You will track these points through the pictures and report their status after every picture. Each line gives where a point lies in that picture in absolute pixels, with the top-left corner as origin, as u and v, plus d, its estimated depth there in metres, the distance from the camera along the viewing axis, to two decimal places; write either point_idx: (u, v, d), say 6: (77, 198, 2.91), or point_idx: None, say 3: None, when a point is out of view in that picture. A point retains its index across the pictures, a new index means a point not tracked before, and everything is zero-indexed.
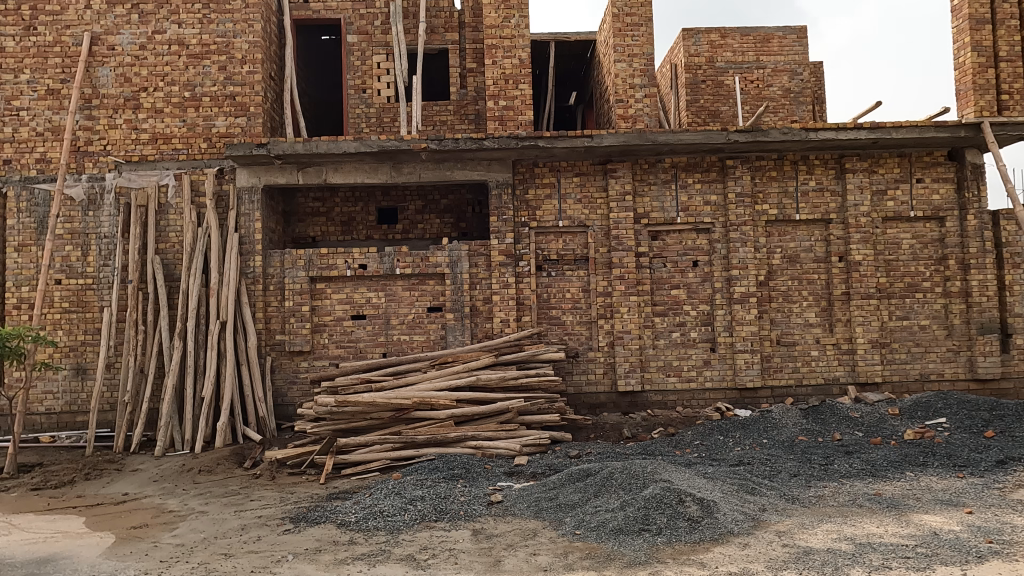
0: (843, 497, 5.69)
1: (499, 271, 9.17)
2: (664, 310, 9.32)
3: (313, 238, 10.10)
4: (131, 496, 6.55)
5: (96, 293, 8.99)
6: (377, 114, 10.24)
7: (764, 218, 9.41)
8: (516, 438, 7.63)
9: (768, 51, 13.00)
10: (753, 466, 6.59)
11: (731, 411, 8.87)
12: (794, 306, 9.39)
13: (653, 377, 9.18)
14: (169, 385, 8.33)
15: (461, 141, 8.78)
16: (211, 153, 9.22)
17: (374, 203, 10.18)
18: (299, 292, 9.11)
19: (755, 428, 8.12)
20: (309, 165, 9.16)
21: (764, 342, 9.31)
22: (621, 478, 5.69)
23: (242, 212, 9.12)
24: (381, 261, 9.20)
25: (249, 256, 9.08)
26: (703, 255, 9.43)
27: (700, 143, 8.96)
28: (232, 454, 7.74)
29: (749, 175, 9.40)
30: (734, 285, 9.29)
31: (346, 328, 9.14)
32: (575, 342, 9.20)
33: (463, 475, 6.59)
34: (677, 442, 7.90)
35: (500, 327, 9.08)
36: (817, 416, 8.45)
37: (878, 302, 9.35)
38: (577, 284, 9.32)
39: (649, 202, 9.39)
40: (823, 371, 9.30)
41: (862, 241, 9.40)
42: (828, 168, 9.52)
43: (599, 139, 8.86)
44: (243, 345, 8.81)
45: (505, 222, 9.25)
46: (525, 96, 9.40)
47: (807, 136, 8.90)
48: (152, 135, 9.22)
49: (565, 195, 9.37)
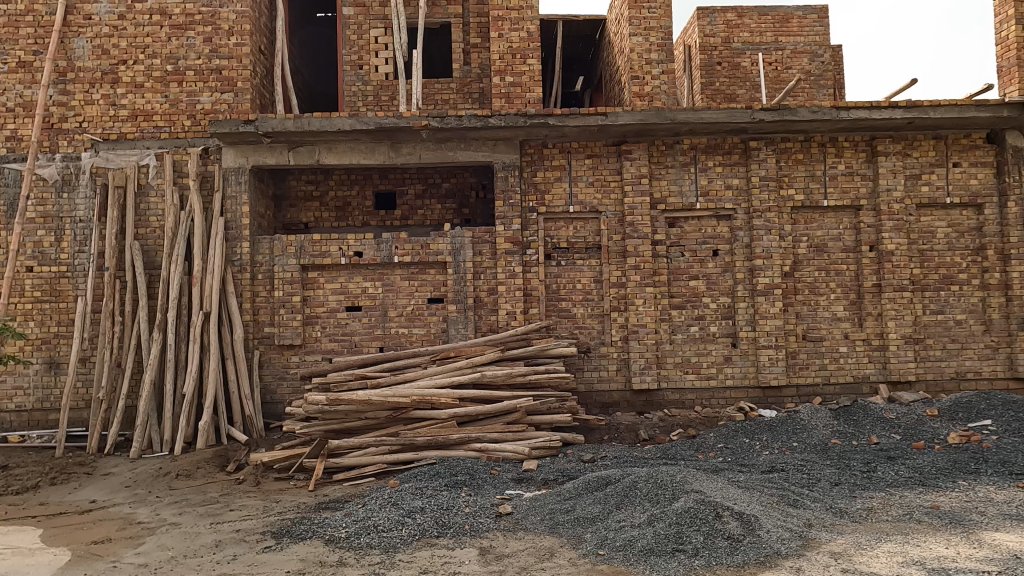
0: (897, 510, 5.05)
1: (505, 260, 8.52)
2: (682, 303, 8.69)
3: (305, 224, 9.45)
4: (99, 504, 5.90)
5: (70, 282, 8.33)
6: (374, 92, 9.56)
7: (790, 204, 8.75)
8: (524, 440, 7.00)
9: (787, 32, 12.35)
10: (788, 473, 5.97)
11: (754, 411, 8.22)
12: (821, 299, 8.75)
13: (670, 374, 8.55)
14: (146, 381, 7.67)
15: (465, 119, 8.10)
16: (196, 131, 8.54)
17: (372, 187, 9.54)
18: (290, 282, 8.45)
19: (783, 430, 7.48)
20: (301, 145, 8.50)
21: (790, 338, 8.67)
22: (646, 487, 5.07)
23: (229, 195, 8.46)
24: (379, 248, 8.54)
25: (235, 242, 8.43)
26: (723, 243, 8.78)
27: (723, 122, 8.31)
28: (214, 457, 7.09)
29: (774, 158, 8.75)
30: (758, 276, 8.64)
31: (340, 320, 8.49)
32: (586, 336, 8.56)
33: (467, 481, 5.94)
34: (699, 444, 7.27)
35: (506, 320, 8.44)
36: (849, 417, 7.80)
37: (911, 295, 8.72)
38: (589, 275, 8.67)
39: (667, 186, 8.73)
40: (852, 368, 8.66)
41: (896, 229, 8.74)
42: (858, 151, 8.86)
43: (614, 117, 8.19)
44: (229, 339, 8.16)
45: (512, 207, 8.58)
46: (535, 72, 8.74)
47: (838, 115, 8.24)
48: (131, 112, 8.54)
49: (576, 178, 8.71)
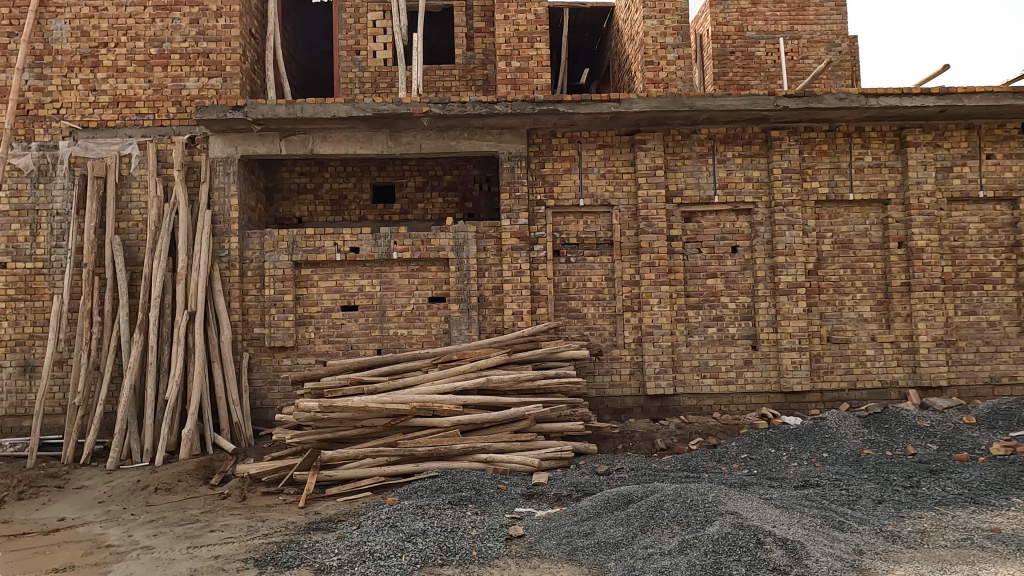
0: (954, 534, 4.51)
1: (511, 256, 8.00)
2: (699, 302, 8.17)
3: (299, 218, 8.92)
4: (67, 523, 5.36)
5: (47, 279, 7.78)
6: (372, 79, 9.05)
7: (814, 197, 8.23)
8: (533, 451, 6.49)
9: (804, 20, 11.82)
10: (824, 489, 5.45)
11: (778, 418, 7.67)
12: (847, 298, 8.24)
13: (686, 379, 8.03)
14: (126, 386, 7.12)
15: (469, 105, 7.57)
16: (181, 118, 8.01)
17: (369, 179, 9.02)
18: (281, 279, 7.91)
19: (810, 439, 6.97)
20: (294, 133, 7.96)
21: (814, 340, 8.14)
22: (673, 507, 4.54)
23: (216, 186, 7.93)
24: (377, 243, 8.01)
25: (223, 237, 7.89)
26: (743, 239, 8.27)
27: (743, 110, 7.78)
28: (198, 468, 6.55)
29: (797, 149, 8.23)
30: (780, 274, 8.11)
31: (335, 320, 7.96)
32: (597, 338, 8.04)
33: (472, 498, 5.41)
34: (722, 455, 6.76)
35: (512, 320, 7.92)
36: (879, 425, 7.29)
37: (943, 295, 8.20)
38: (600, 272, 8.14)
39: (683, 178, 8.21)
40: (880, 373, 8.15)
41: (926, 224, 8.22)
42: (886, 141, 8.34)
43: (628, 104, 7.64)
44: (215, 340, 7.63)
45: (518, 200, 8.05)
46: (543, 57, 8.21)
47: (867, 102, 7.71)
48: (112, 98, 7.99)
49: (586, 169, 8.19)
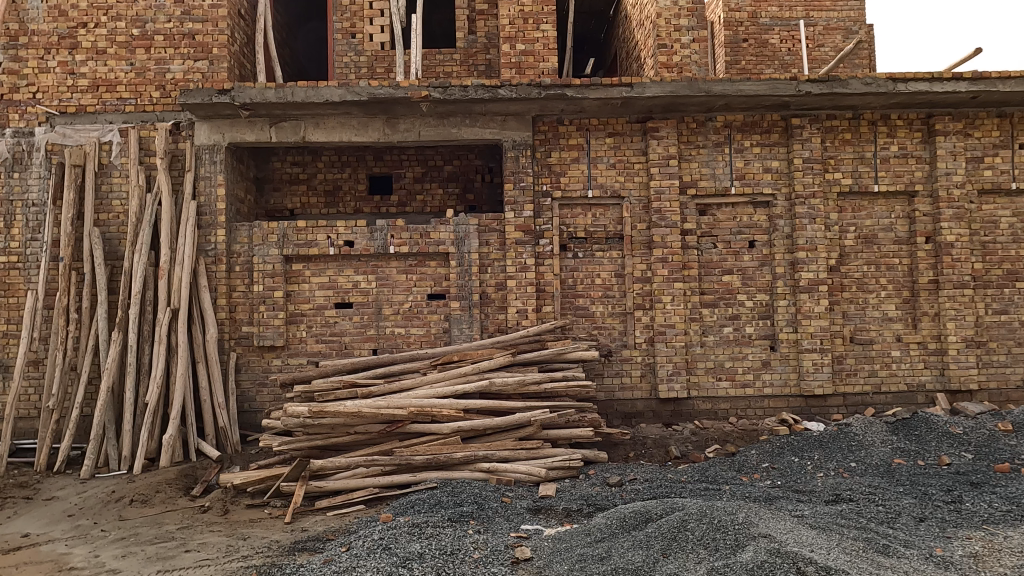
0: (1012, 559, 4.04)
1: (515, 251, 7.52)
2: (714, 300, 7.70)
3: (291, 211, 8.45)
4: (30, 539, 4.90)
5: (22, 274, 7.31)
6: (368, 64, 8.58)
7: (836, 189, 7.76)
8: (539, 460, 6.04)
9: (819, 6, 11.31)
10: (859, 504, 4.99)
11: (799, 423, 7.20)
12: (870, 296, 7.77)
13: (701, 382, 7.57)
14: (103, 388, 6.65)
15: (471, 89, 7.08)
16: (165, 103, 7.53)
17: (365, 169, 8.55)
18: (271, 275, 7.44)
19: (836, 447, 6.51)
20: (284, 119, 7.49)
21: (836, 340, 7.68)
22: (699, 529, 4.08)
23: (202, 175, 7.46)
24: (372, 236, 7.54)
25: (209, 230, 7.43)
26: (761, 234, 7.80)
27: (763, 95, 7.30)
28: (179, 478, 6.09)
29: (819, 137, 7.75)
30: (800, 270, 7.64)
31: (329, 318, 7.50)
32: (606, 338, 7.58)
33: (474, 513, 4.95)
34: (741, 464, 6.30)
35: (516, 319, 7.45)
36: (909, 432, 6.83)
37: (973, 293, 7.73)
38: (610, 268, 7.67)
39: (698, 168, 7.73)
40: (906, 375, 7.68)
41: (955, 218, 7.75)
42: (913, 130, 7.85)
43: (640, 89, 7.15)
44: (200, 340, 7.16)
45: (523, 191, 7.58)
46: (549, 39, 7.72)
47: (894, 87, 7.23)
48: (92, 81, 7.50)
49: (596, 159, 7.71)
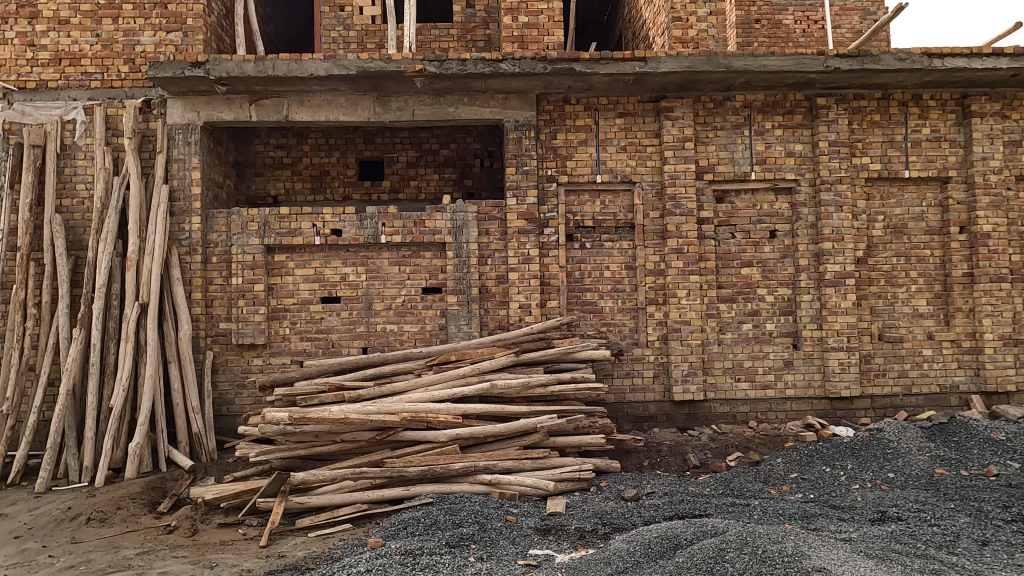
0: None
1: (517, 241, 6.92)
2: (732, 295, 7.12)
3: (274, 197, 7.82)
4: None
5: None
6: (358, 39, 7.97)
7: (864, 175, 7.18)
8: (546, 471, 5.45)
9: None
10: (910, 525, 4.42)
11: (826, 428, 6.63)
12: (900, 291, 7.20)
13: (718, 382, 7.00)
14: (63, 391, 6.01)
15: (471, 63, 6.45)
16: (135, 79, 6.88)
17: (354, 153, 7.92)
18: (251, 267, 6.81)
19: (870, 456, 5.95)
20: (266, 96, 6.84)
21: (864, 338, 7.11)
22: (740, 561, 3.49)
23: (175, 157, 6.82)
24: (362, 225, 6.91)
25: (182, 217, 6.79)
26: (783, 223, 7.22)
27: (788, 72, 6.69)
28: (146, 491, 5.48)
29: (846, 119, 7.15)
30: (826, 262, 7.06)
31: (314, 314, 6.89)
32: (616, 335, 7.00)
33: (476, 536, 4.35)
34: (768, 474, 5.74)
35: (518, 315, 6.85)
36: (947, 438, 6.27)
37: (1011, 287, 7.17)
38: (620, 260, 7.08)
39: (715, 152, 7.14)
40: (938, 376, 7.13)
41: (993, 206, 7.17)
42: (947, 111, 7.27)
43: (655, 63, 6.53)
44: (172, 338, 6.52)
45: (527, 175, 6.96)
46: (554, 11, 7.09)
47: (930, 63, 6.64)
48: (54, 54, 6.83)
49: (605, 141, 7.10)
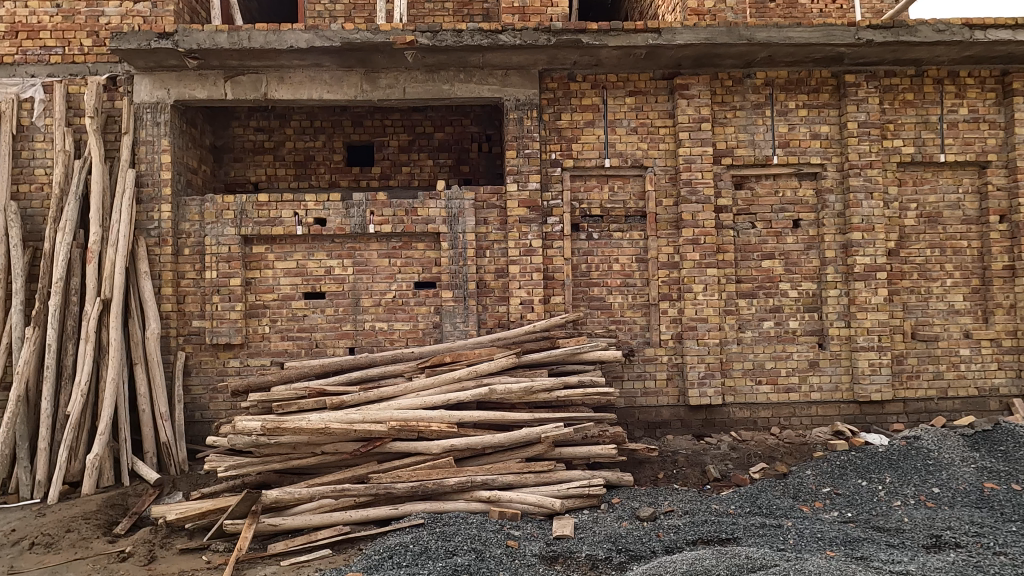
0: None
1: (518, 231, 6.32)
2: (752, 290, 6.53)
3: (254, 184, 7.23)
4: None
5: None
6: (345, 13, 7.41)
7: (896, 158, 6.60)
8: (550, 486, 4.87)
9: None
10: (972, 553, 3.84)
11: (858, 437, 6.07)
12: (934, 285, 6.62)
13: (737, 385, 6.42)
14: (14, 397, 5.42)
15: (467, 35, 5.84)
16: (99, 53, 6.27)
17: (341, 137, 7.32)
18: (226, 259, 6.23)
19: (910, 468, 5.37)
20: (242, 73, 6.24)
21: (895, 337, 6.54)
22: None
23: (142, 139, 6.22)
24: (348, 213, 6.30)
25: (150, 204, 6.19)
26: (806, 211, 6.63)
27: (816, 45, 6.08)
28: (103, 510, 4.89)
29: (877, 97, 6.55)
30: (854, 253, 6.48)
31: (296, 311, 6.29)
32: (626, 334, 6.42)
33: (472, 566, 3.76)
34: (798, 488, 5.16)
35: (519, 311, 6.26)
36: (993, 447, 5.69)
37: None
38: (630, 251, 6.49)
39: (733, 133, 6.55)
40: (976, 378, 6.55)
41: None
42: (986, 90, 6.67)
43: (669, 35, 5.91)
44: (138, 338, 5.93)
45: (528, 159, 6.36)
46: None
47: (972, 35, 6.02)
48: (9, 25, 6.21)
49: (614, 122, 6.51)
